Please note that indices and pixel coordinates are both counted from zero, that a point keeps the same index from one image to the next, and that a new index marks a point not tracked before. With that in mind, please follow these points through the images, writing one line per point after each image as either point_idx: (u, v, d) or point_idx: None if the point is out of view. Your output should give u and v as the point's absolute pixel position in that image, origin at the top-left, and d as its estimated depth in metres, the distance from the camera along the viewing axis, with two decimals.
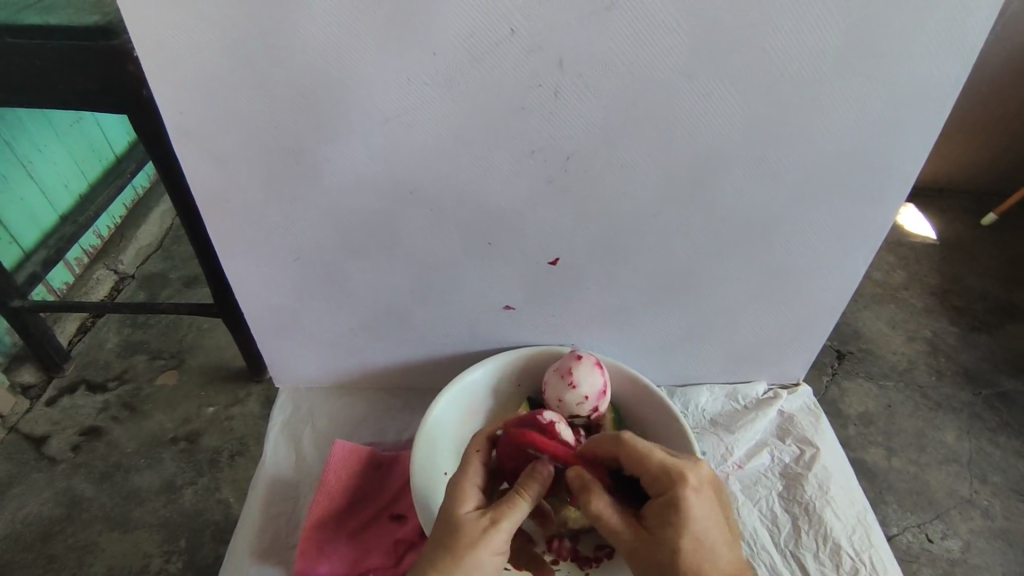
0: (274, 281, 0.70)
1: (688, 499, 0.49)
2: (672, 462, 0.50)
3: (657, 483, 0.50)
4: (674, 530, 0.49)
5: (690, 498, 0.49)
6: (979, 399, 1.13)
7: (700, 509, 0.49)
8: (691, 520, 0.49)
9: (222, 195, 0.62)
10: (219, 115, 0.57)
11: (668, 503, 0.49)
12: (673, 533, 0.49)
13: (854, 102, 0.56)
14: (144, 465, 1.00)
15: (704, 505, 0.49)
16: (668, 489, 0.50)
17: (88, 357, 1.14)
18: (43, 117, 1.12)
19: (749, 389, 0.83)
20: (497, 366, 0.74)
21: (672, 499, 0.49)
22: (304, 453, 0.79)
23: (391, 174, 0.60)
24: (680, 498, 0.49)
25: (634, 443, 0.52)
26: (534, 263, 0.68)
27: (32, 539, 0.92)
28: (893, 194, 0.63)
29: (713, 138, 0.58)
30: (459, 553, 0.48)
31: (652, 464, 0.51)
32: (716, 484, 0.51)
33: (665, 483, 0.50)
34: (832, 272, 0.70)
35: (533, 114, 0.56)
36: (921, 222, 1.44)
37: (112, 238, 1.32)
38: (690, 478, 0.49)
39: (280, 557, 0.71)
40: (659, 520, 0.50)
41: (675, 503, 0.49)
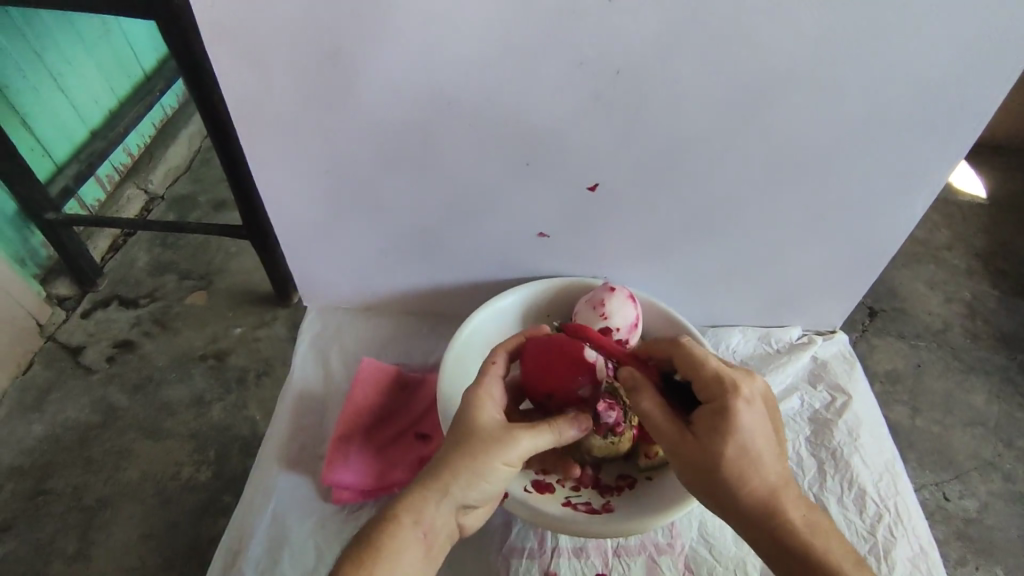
0: (305, 197, 0.69)
1: (740, 408, 0.47)
2: (727, 371, 0.49)
3: (708, 390, 0.49)
4: (722, 436, 0.47)
5: (741, 407, 0.48)
6: (1014, 363, 1.10)
7: (751, 420, 0.48)
8: (741, 426, 0.47)
9: (255, 102, 0.61)
10: (252, 13, 0.54)
11: (717, 410, 0.48)
12: (721, 438, 0.47)
13: (941, 21, 0.51)
14: (175, 379, 1.03)
15: (754, 416, 0.48)
16: (719, 396, 0.48)
17: (120, 273, 1.16)
18: (71, 26, 1.09)
19: (782, 333, 0.81)
20: (528, 294, 0.73)
21: (722, 407, 0.48)
22: (331, 371, 0.80)
23: (429, 83, 0.58)
24: (730, 407, 0.48)
25: (694, 352, 0.51)
26: (570, 189, 0.66)
27: (71, 442, 0.96)
28: (964, 131, 0.58)
29: (776, 60, 0.54)
30: (479, 458, 0.48)
31: (706, 371, 0.50)
32: (768, 399, 0.50)
33: (718, 389, 0.49)
34: (885, 215, 0.66)
35: (583, 23, 0.52)
36: (972, 179, 1.37)
37: (142, 157, 1.30)
38: (743, 390, 0.48)
39: (307, 468, 0.72)
40: (707, 425, 0.48)
41: (726, 409, 0.48)
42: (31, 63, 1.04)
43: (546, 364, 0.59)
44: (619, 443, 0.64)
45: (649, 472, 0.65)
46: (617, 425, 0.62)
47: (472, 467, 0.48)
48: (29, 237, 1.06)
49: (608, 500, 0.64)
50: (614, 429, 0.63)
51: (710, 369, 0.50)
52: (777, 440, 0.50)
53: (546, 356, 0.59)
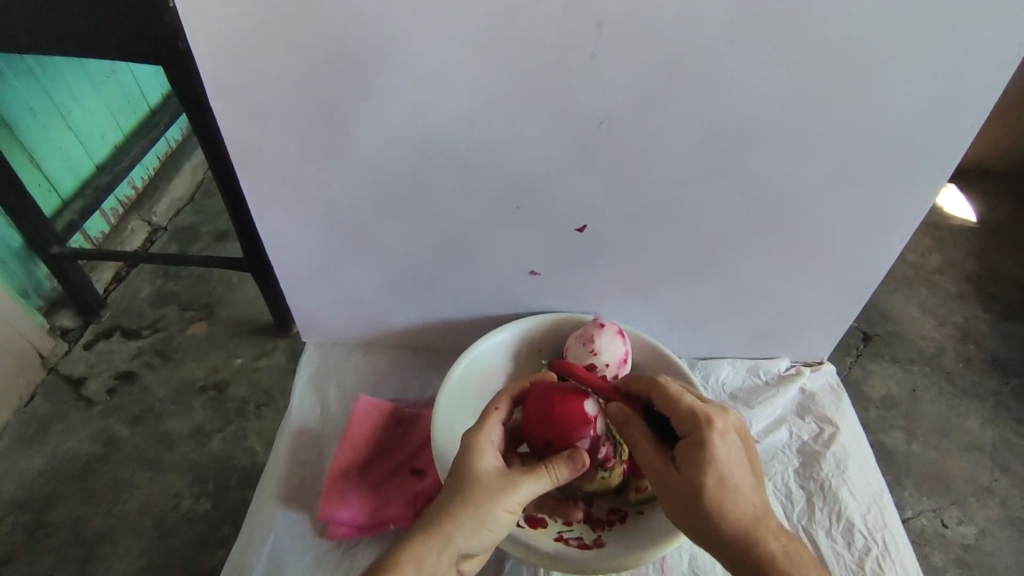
0: (304, 237, 0.72)
1: (715, 441, 0.49)
2: (700, 406, 0.51)
3: (684, 424, 0.51)
4: (701, 467, 0.49)
5: (716, 439, 0.50)
6: (1007, 388, 1.11)
7: (725, 452, 0.49)
8: (716, 457, 0.49)
9: (255, 149, 0.63)
10: (253, 68, 0.57)
11: (693, 442, 0.50)
12: (698, 468, 0.49)
13: (907, 73, 0.53)
14: (175, 411, 1.04)
15: (730, 449, 0.50)
16: (694, 429, 0.51)
17: (123, 305, 1.18)
18: (80, 66, 1.13)
19: (771, 365, 0.82)
20: (520, 330, 0.75)
21: (698, 439, 0.50)
22: (329, 406, 0.81)
23: (422, 133, 0.60)
24: (705, 439, 0.50)
25: (670, 388, 0.54)
26: (560, 229, 0.68)
27: (72, 474, 0.97)
28: (936, 173, 0.60)
29: (753, 109, 0.56)
30: (479, 504, 0.50)
31: (682, 406, 0.52)
32: (742, 434, 0.52)
33: (694, 423, 0.51)
34: (866, 252, 0.68)
35: (567, 77, 0.55)
36: (961, 204, 1.39)
37: (146, 189, 1.33)
38: (717, 422, 0.50)
39: (304, 503, 0.74)
40: (686, 458, 0.50)
41: (701, 442, 0.50)
42: (39, 101, 1.07)
43: (542, 414, 0.60)
44: (609, 477, 0.65)
45: (640, 506, 0.66)
46: (608, 460, 0.63)
47: (472, 514, 0.50)
48: (33, 270, 1.09)
49: (600, 534, 0.65)
50: (605, 464, 0.64)
51: (685, 406, 0.52)
52: (755, 473, 0.51)
53: (544, 406, 0.60)
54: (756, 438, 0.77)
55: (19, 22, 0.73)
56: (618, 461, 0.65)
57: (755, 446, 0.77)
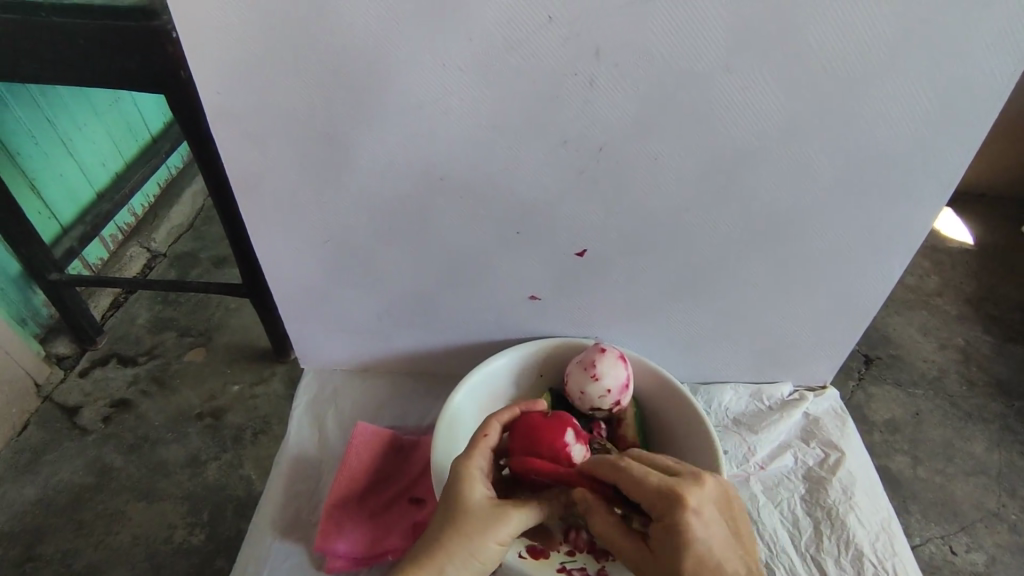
0: (304, 263, 0.72)
1: (689, 524, 0.46)
2: (668, 485, 0.47)
3: (656, 507, 0.48)
4: (676, 554, 0.47)
5: (691, 522, 0.46)
6: (1012, 411, 1.10)
7: (702, 532, 0.47)
8: (693, 540, 0.46)
9: (256, 175, 0.63)
10: (256, 95, 0.57)
11: (665, 529, 0.47)
12: (674, 554, 0.47)
13: (900, 99, 0.54)
14: (170, 439, 1.02)
15: (706, 528, 0.47)
16: (666, 514, 0.47)
17: (120, 331, 1.18)
18: (84, 95, 1.14)
19: (774, 390, 0.82)
20: (521, 356, 0.74)
21: (672, 524, 0.47)
22: (327, 434, 0.80)
23: (422, 159, 0.60)
24: (678, 525, 0.46)
25: (631, 470, 0.50)
26: (561, 254, 0.68)
27: (63, 505, 0.95)
28: (934, 197, 0.61)
29: (750, 135, 0.57)
30: (470, 536, 0.49)
31: (649, 489, 0.48)
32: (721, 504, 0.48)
33: (663, 507, 0.47)
34: (867, 275, 0.68)
35: (567, 103, 0.55)
36: (958, 227, 1.40)
37: (146, 217, 1.34)
38: (689, 504, 0.47)
39: (300, 534, 0.72)
40: (661, 542, 0.48)
41: (674, 528, 0.47)
42: (42, 129, 1.08)
43: (527, 447, 0.60)
44: None
45: None
46: None
47: (461, 547, 0.49)
48: (30, 297, 1.09)
49: (604, 565, 0.64)
50: None
51: (651, 488, 0.48)
52: (737, 542, 0.48)
53: (530, 440, 0.60)
54: (761, 464, 0.76)
55: (25, 52, 0.74)
56: None
57: (760, 472, 0.76)
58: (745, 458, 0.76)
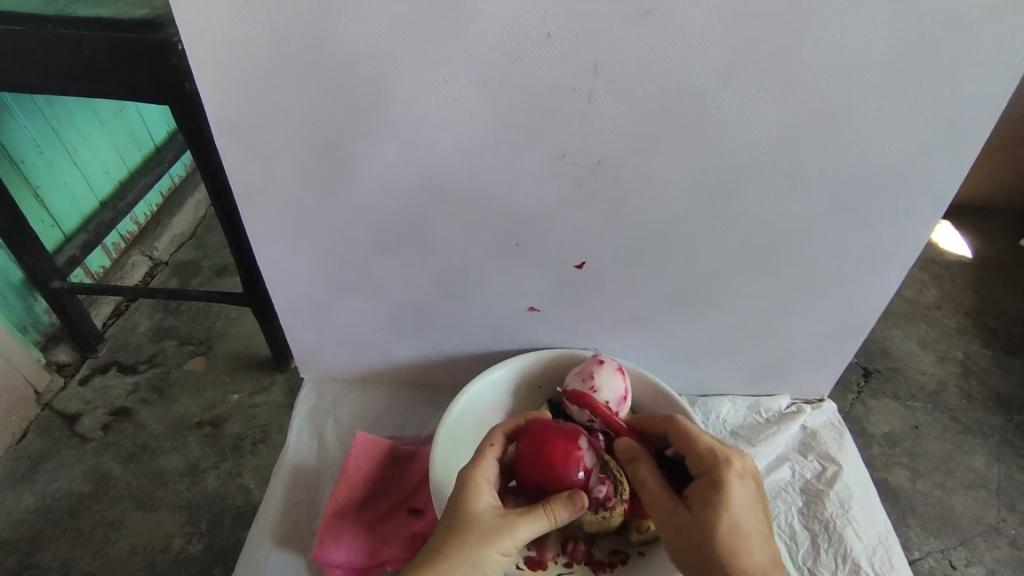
0: (305, 274, 0.72)
1: (734, 481, 0.50)
2: (720, 446, 0.52)
3: (703, 463, 0.51)
4: (715, 511, 0.49)
5: (733, 479, 0.50)
6: (1011, 424, 1.10)
7: (741, 494, 0.49)
8: (732, 501, 0.49)
9: (259, 187, 0.64)
10: (259, 107, 0.58)
11: (711, 482, 0.50)
12: (715, 508, 0.49)
13: (893, 116, 0.55)
14: (170, 447, 1.03)
15: (745, 491, 0.50)
16: (713, 469, 0.50)
17: (121, 340, 1.18)
18: (89, 105, 1.16)
19: (771, 402, 0.82)
20: (520, 367, 0.75)
21: (717, 478, 0.50)
22: (326, 444, 0.80)
23: (423, 173, 0.61)
24: (723, 480, 0.49)
25: (686, 429, 0.54)
26: (560, 266, 0.68)
27: (61, 513, 0.95)
28: (928, 212, 0.61)
29: (746, 151, 0.58)
30: (470, 542, 0.49)
31: (700, 446, 0.52)
32: (757, 482, 0.52)
33: (712, 462, 0.51)
34: (864, 289, 0.69)
35: (566, 119, 0.56)
36: (956, 240, 1.40)
37: (149, 225, 1.35)
38: (735, 463, 0.50)
39: (299, 543, 0.72)
40: (699, 500, 0.50)
41: (718, 482, 0.50)
42: (47, 138, 1.09)
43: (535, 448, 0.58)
44: (610, 517, 0.63)
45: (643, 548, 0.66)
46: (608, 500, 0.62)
47: (464, 555, 0.49)
48: (32, 305, 1.09)
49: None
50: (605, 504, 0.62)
51: (702, 445, 0.52)
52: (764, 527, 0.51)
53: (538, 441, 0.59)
54: (758, 476, 0.76)
55: (32, 64, 0.75)
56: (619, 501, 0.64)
57: None
58: None
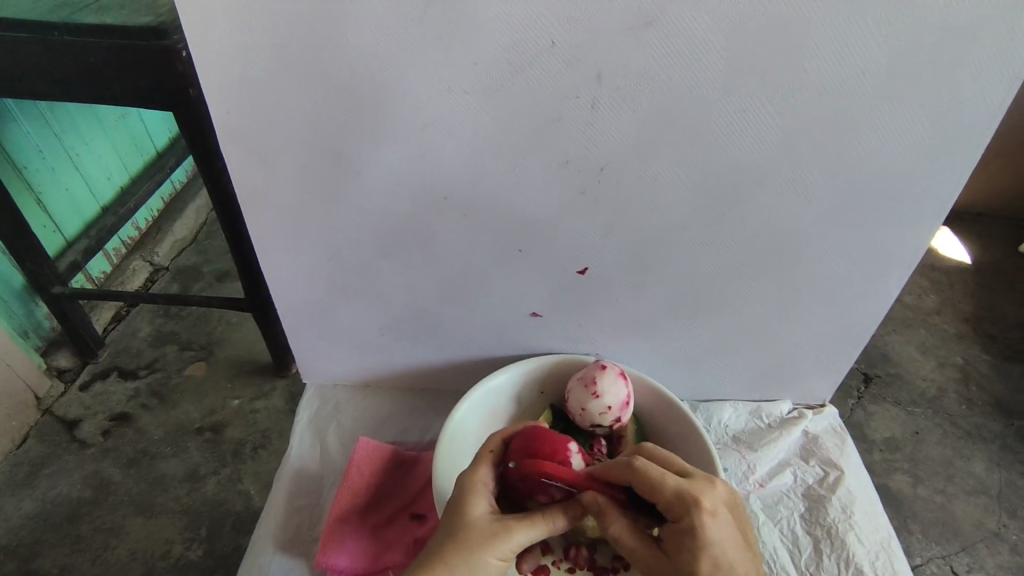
0: (308, 279, 0.72)
1: (706, 525, 0.48)
2: (685, 488, 0.49)
3: (673, 510, 0.50)
4: (692, 558, 0.48)
5: (706, 524, 0.48)
6: (1012, 430, 1.10)
7: (717, 533, 0.48)
8: (708, 545, 0.48)
9: (262, 192, 0.64)
10: (264, 113, 0.58)
11: (684, 531, 0.49)
12: (691, 557, 0.48)
13: (893, 124, 0.56)
14: (170, 453, 1.02)
15: (721, 527, 0.49)
16: (683, 517, 0.49)
17: (121, 345, 1.18)
18: (91, 111, 1.16)
19: (772, 408, 0.82)
20: (522, 372, 0.75)
21: (688, 528, 0.49)
22: (328, 449, 0.80)
23: (426, 179, 0.62)
24: (695, 527, 0.48)
25: (645, 471, 0.51)
26: (562, 272, 0.69)
27: (61, 519, 0.95)
28: (929, 218, 0.62)
29: (748, 157, 0.58)
30: (469, 549, 0.49)
31: (664, 494, 0.50)
32: (732, 505, 0.51)
33: (681, 509, 0.49)
34: (864, 295, 0.69)
35: (569, 125, 0.57)
36: (956, 246, 1.41)
37: (150, 230, 1.35)
38: (704, 505, 0.49)
39: (300, 549, 0.72)
40: (677, 547, 0.49)
41: (690, 530, 0.48)
42: (49, 144, 1.09)
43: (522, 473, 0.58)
44: None
45: None
46: None
47: (462, 560, 0.49)
48: (33, 311, 1.09)
49: None
50: None
51: (666, 491, 0.50)
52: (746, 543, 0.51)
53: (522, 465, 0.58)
54: (760, 481, 0.76)
55: (37, 71, 0.75)
56: None
57: (760, 489, 0.76)
58: (745, 476, 0.77)
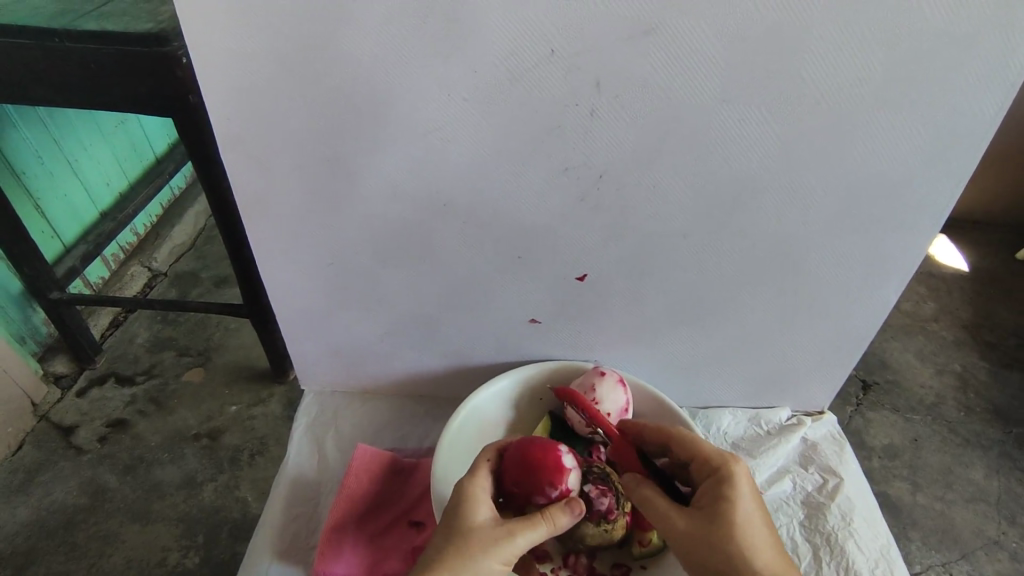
0: (307, 285, 0.72)
1: (741, 478, 0.53)
2: (723, 449, 0.56)
3: (710, 465, 0.55)
4: (728, 504, 0.51)
5: (740, 476, 0.53)
6: (1010, 437, 1.10)
7: (748, 490, 0.53)
8: (741, 495, 0.52)
9: (262, 198, 0.64)
10: (264, 120, 0.58)
11: (721, 479, 0.53)
12: (727, 503, 0.52)
13: (891, 132, 0.56)
14: (167, 459, 1.02)
15: (751, 488, 0.53)
16: (720, 469, 0.54)
17: (119, 351, 1.18)
18: (90, 117, 1.16)
19: (771, 415, 0.82)
20: (522, 378, 0.75)
21: (725, 476, 0.53)
22: (326, 457, 0.80)
23: (426, 186, 0.62)
24: (731, 476, 0.53)
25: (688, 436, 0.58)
26: (561, 278, 0.69)
27: (56, 527, 0.94)
28: (926, 226, 0.62)
29: (746, 165, 0.58)
30: (470, 554, 0.49)
31: (706, 449, 0.56)
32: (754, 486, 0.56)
33: (719, 463, 0.54)
34: (862, 302, 0.69)
35: (569, 132, 0.57)
36: (953, 253, 1.41)
37: (148, 236, 1.35)
38: (740, 462, 0.54)
39: (298, 557, 0.72)
40: (710, 498, 0.53)
41: (727, 478, 0.53)
42: (48, 150, 1.09)
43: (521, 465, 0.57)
44: (612, 531, 0.63)
45: (644, 560, 0.66)
46: (610, 512, 0.62)
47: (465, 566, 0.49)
48: (30, 316, 1.09)
49: None
50: (607, 516, 0.62)
51: (706, 449, 0.56)
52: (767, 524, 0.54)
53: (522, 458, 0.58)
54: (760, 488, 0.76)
55: (37, 76, 0.75)
56: (621, 513, 0.63)
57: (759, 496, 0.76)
58: None
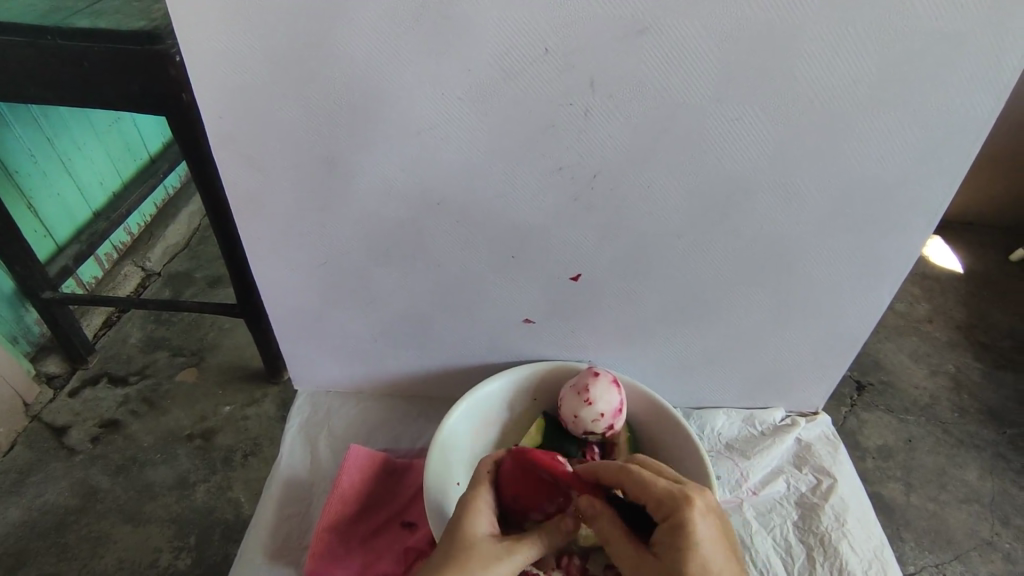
0: (300, 285, 0.72)
1: (694, 525, 0.48)
2: (676, 486, 0.50)
3: (663, 507, 0.50)
4: (680, 558, 0.48)
5: (695, 520, 0.48)
6: (1004, 438, 1.10)
7: (705, 534, 0.48)
8: (697, 544, 0.48)
9: (255, 197, 0.64)
10: (257, 118, 0.58)
11: (673, 526, 0.49)
12: (680, 555, 0.48)
13: (884, 133, 0.56)
14: (160, 460, 1.01)
15: (709, 529, 0.48)
16: (673, 514, 0.49)
17: (112, 350, 1.17)
18: (84, 115, 1.16)
19: (766, 415, 0.82)
20: (517, 378, 0.74)
21: (676, 524, 0.49)
22: (319, 457, 0.80)
23: (419, 185, 0.62)
24: (684, 522, 0.48)
25: (636, 471, 0.52)
26: (556, 278, 0.68)
27: (48, 528, 0.94)
28: (920, 227, 0.62)
29: (740, 165, 0.58)
30: (469, 564, 0.49)
31: (656, 489, 0.51)
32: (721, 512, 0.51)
33: (671, 505, 0.50)
34: (856, 302, 0.69)
35: (563, 131, 0.57)
36: (947, 254, 1.42)
37: (142, 235, 1.35)
38: (696, 502, 0.49)
39: (290, 557, 0.72)
40: (664, 547, 0.49)
41: (679, 526, 0.48)
42: (41, 148, 1.08)
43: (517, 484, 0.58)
44: None
45: None
46: None
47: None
48: (22, 316, 1.09)
49: None
50: None
51: (658, 488, 0.51)
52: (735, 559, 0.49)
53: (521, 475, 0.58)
54: (753, 489, 0.76)
55: (30, 74, 0.75)
56: None
57: (753, 497, 0.76)
58: (738, 484, 0.77)
